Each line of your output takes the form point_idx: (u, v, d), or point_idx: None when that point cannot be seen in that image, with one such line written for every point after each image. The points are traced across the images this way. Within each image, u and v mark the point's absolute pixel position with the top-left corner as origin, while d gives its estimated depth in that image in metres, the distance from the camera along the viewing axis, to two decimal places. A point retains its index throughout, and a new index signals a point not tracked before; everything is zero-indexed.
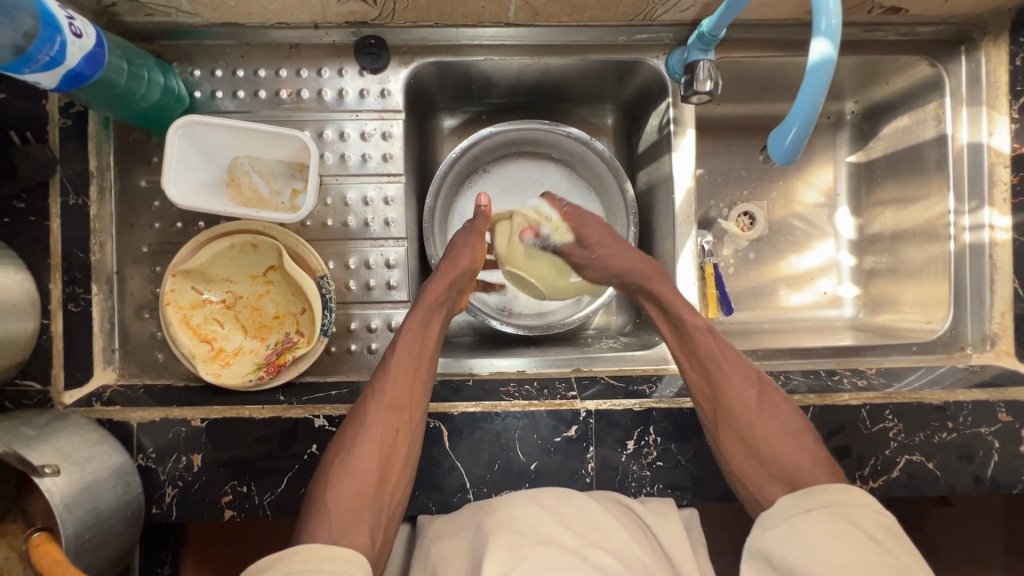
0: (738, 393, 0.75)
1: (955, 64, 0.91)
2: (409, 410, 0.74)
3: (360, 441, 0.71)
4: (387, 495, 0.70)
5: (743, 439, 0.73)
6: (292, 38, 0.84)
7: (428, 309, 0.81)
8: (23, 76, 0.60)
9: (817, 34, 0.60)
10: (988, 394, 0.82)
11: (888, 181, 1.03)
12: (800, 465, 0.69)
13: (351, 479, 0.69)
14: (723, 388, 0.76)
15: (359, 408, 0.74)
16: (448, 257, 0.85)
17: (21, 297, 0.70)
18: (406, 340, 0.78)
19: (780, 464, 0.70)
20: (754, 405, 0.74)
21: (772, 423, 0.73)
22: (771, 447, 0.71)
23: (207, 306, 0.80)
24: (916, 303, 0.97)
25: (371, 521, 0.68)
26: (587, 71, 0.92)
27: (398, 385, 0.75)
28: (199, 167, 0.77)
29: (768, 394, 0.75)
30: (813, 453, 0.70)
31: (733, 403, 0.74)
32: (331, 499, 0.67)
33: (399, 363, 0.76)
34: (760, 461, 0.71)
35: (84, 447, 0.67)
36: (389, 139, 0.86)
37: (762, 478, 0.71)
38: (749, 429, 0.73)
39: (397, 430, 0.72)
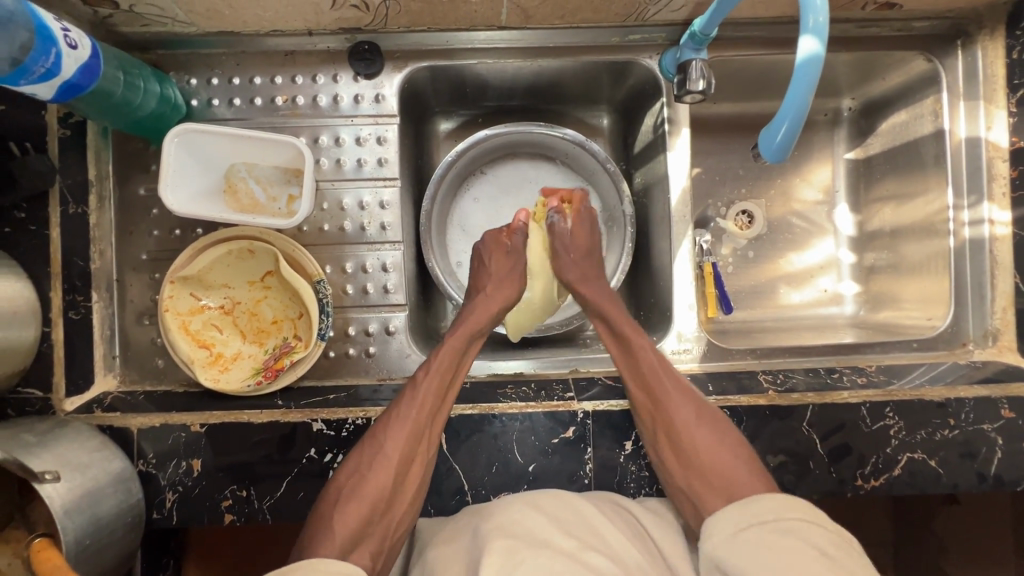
0: (677, 412, 0.75)
1: (951, 59, 0.91)
2: (430, 437, 0.74)
3: (378, 463, 0.70)
4: (393, 520, 0.70)
5: (683, 450, 0.73)
6: (288, 45, 0.85)
7: (465, 335, 0.82)
8: (21, 88, 0.61)
9: (804, 32, 0.61)
10: (990, 390, 0.81)
11: (887, 177, 1.02)
12: (738, 478, 0.70)
13: (363, 499, 0.68)
14: (665, 407, 0.76)
15: (382, 428, 0.73)
16: (492, 279, 0.86)
17: (22, 305, 0.70)
18: (438, 364, 0.78)
19: (722, 479, 0.70)
20: (693, 419, 0.75)
21: (709, 433, 0.74)
22: (712, 459, 0.72)
23: (205, 312, 0.81)
24: (917, 299, 0.97)
25: (374, 545, 0.67)
26: (581, 72, 0.93)
27: (426, 411, 0.74)
28: (197, 175, 0.78)
29: (706, 410, 0.76)
30: (750, 467, 0.71)
31: (673, 422, 0.75)
32: (338, 518, 0.67)
33: (429, 388, 0.75)
34: (699, 474, 0.72)
35: (85, 453, 0.68)
36: (384, 143, 0.87)
37: (702, 491, 0.71)
38: (690, 443, 0.73)
39: (417, 456, 0.72)
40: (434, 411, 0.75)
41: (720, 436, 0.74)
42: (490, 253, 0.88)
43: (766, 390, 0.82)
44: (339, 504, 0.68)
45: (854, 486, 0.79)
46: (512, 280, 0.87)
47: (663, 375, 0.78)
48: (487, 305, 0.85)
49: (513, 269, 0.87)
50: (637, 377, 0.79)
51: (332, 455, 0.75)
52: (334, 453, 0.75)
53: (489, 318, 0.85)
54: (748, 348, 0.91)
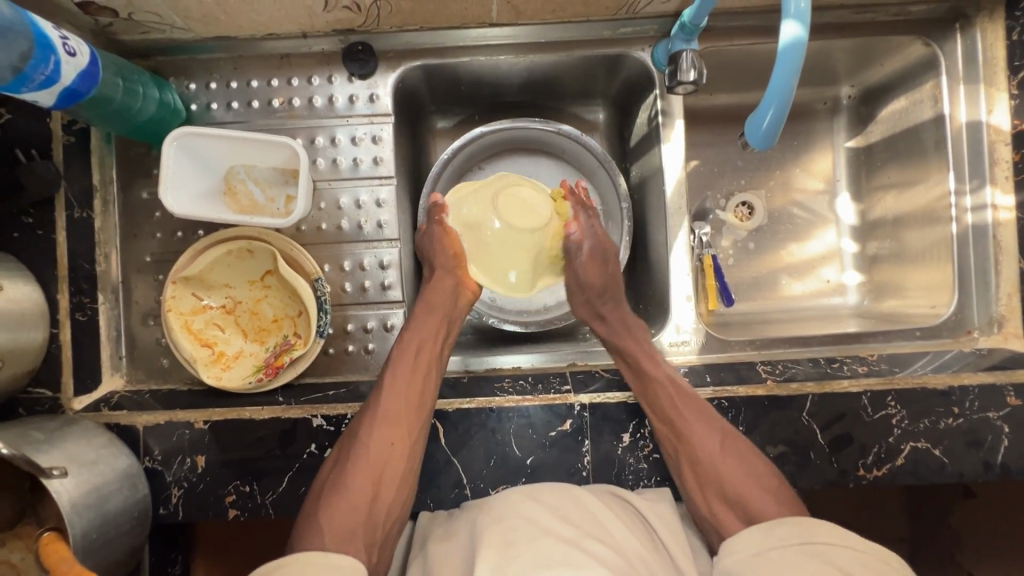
0: (701, 443, 0.74)
1: (951, 43, 0.90)
2: (408, 423, 0.74)
3: (353, 460, 0.71)
4: (383, 508, 0.69)
5: (708, 481, 0.72)
6: (283, 48, 0.86)
7: (433, 318, 0.82)
8: (22, 95, 0.63)
9: (786, 17, 0.61)
10: (996, 377, 0.80)
11: (888, 165, 1.01)
12: (762, 502, 0.69)
13: (347, 494, 0.69)
14: (691, 441, 0.74)
15: (357, 423, 0.74)
16: (439, 258, 0.85)
17: (30, 307, 0.73)
18: (403, 352, 0.78)
19: (743, 501, 0.70)
20: (719, 451, 0.73)
21: (736, 466, 0.72)
22: (738, 487, 0.71)
23: (207, 312, 0.82)
24: (922, 288, 0.95)
25: (365, 537, 0.66)
26: (574, 67, 0.93)
27: (395, 398, 0.74)
28: (196, 178, 0.79)
29: (732, 439, 0.74)
30: (778, 496, 0.69)
31: (700, 452, 0.73)
32: (324, 515, 0.67)
33: (396, 375, 0.76)
34: (727, 503, 0.71)
35: (92, 450, 0.70)
36: (378, 142, 0.88)
37: (725, 512, 0.71)
38: (715, 475, 0.72)
39: (393, 444, 0.72)
40: (404, 397, 0.75)
41: (748, 468, 0.72)
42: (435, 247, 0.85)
43: (765, 380, 0.82)
44: (323, 504, 0.68)
45: (857, 476, 0.78)
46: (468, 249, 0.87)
47: (693, 415, 0.75)
48: (449, 281, 0.85)
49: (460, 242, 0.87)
50: (657, 411, 0.76)
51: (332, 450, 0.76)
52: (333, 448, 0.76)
53: (456, 295, 0.84)
54: (747, 339, 0.91)
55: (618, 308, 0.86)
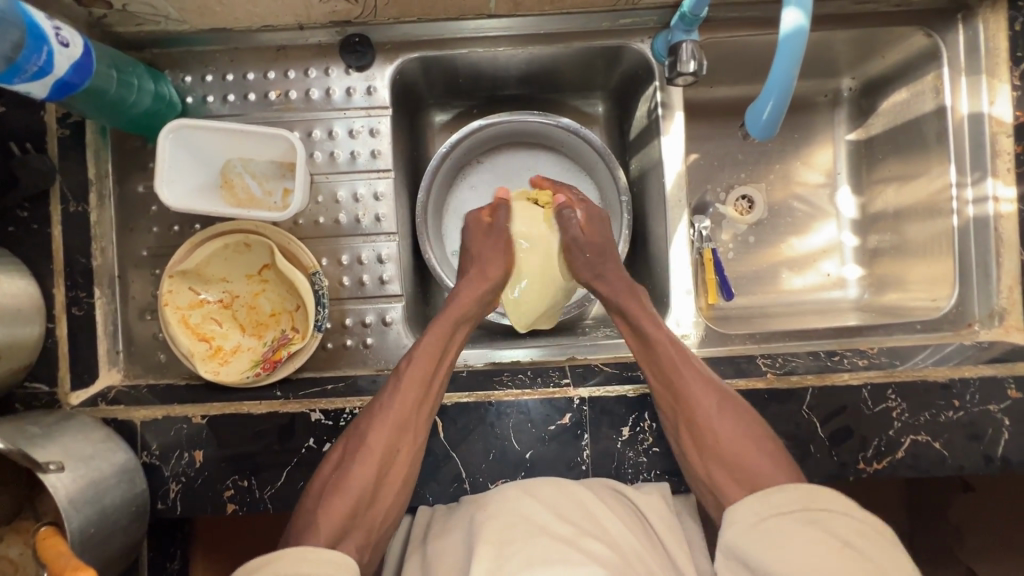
0: (700, 401, 0.74)
1: (952, 34, 0.89)
2: (416, 428, 0.73)
3: (358, 459, 0.70)
4: (379, 511, 0.70)
5: (708, 440, 0.72)
6: (280, 40, 0.86)
7: (454, 321, 0.81)
8: (16, 87, 0.62)
9: (787, 5, 0.60)
10: (996, 369, 0.79)
11: (890, 157, 1.00)
12: (759, 464, 0.69)
13: (348, 494, 0.68)
14: (689, 400, 0.74)
15: (364, 422, 0.73)
16: (477, 263, 0.86)
17: (27, 301, 0.72)
18: (421, 355, 0.77)
19: (743, 467, 0.70)
20: (716, 411, 0.73)
21: (728, 424, 0.72)
22: (736, 451, 0.71)
23: (204, 306, 0.82)
24: (923, 281, 0.95)
25: (360, 538, 0.68)
26: (573, 60, 0.92)
27: (412, 401, 0.73)
28: (193, 172, 0.79)
29: (730, 400, 0.74)
30: (777, 459, 0.69)
31: (698, 414, 0.73)
32: (321, 513, 0.67)
33: (413, 379, 0.75)
34: (725, 464, 0.71)
35: (90, 444, 0.69)
36: (376, 135, 0.87)
37: (727, 485, 0.70)
38: (714, 436, 0.72)
39: (401, 447, 0.72)
40: (420, 400, 0.74)
41: (743, 427, 0.72)
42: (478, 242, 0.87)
43: (765, 373, 0.81)
44: (321, 505, 0.68)
45: (857, 469, 0.78)
46: (497, 254, 0.86)
47: (687, 375, 0.75)
48: (479, 288, 0.84)
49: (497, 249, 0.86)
50: (658, 372, 0.77)
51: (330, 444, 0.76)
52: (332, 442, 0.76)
53: (476, 304, 0.84)
54: (747, 333, 0.90)
55: (614, 270, 0.85)
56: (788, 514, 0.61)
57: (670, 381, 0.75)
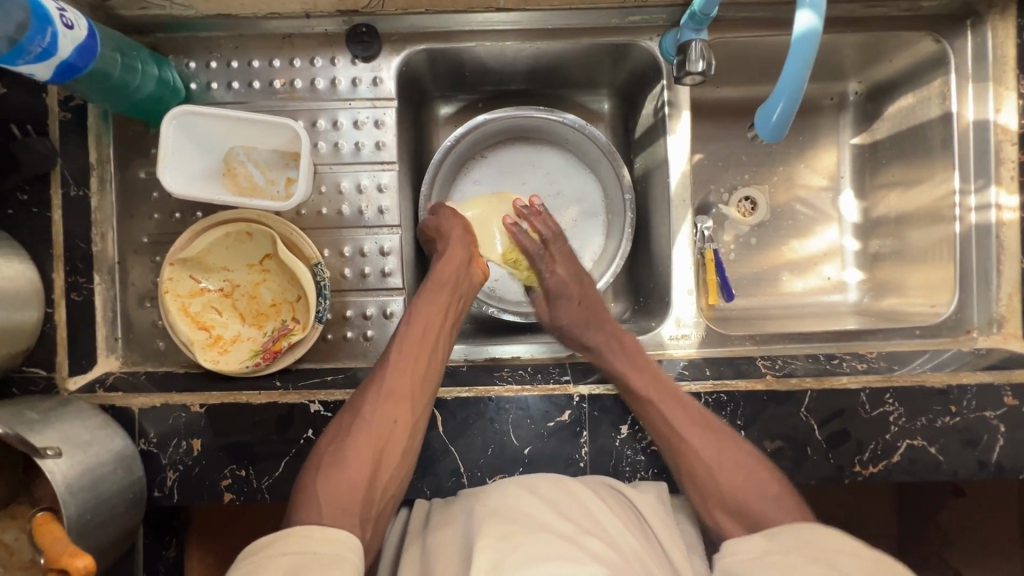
0: (698, 450, 0.74)
1: (961, 41, 0.89)
2: (413, 402, 0.73)
3: (355, 433, 0.70)
4: (381, 485, 0.69)
5: (706, 486, 0.73)
6: (285, 28, 0.85)
7: (439, 293, 0.81)
8: (18, 68, 0.62)
9: (801, 7, 0.60)
10: (993, 377, 0.80)
11: (893, 162, 1.00)
12: (762, 507, 0.69)
13: (346, 468, 0.68)
14: (687, 449, 0.74)
15: (359, 397, 0.73)
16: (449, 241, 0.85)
17: (25, 285, 0.72)
18: (408, 327, 0.78)
19: (749, 508, 0.70)
20: (714, 459, 0.73)
21: (732, 473, 0.72)
22: (736, 495, 0.71)
23: (205, 294, 0.81)
24: (922, 287, 0.95)
25: (363, 511, 0.66)
26: (581, 56, 0.92)
27: (403, 373, 0.74)
28: (196, 159, 0.78)
29: (727, 446, 0.74)
30: (781, 500, 0.69)
31: (694, 460, 0.74)
32: (321, 485, 0.66)
33: (403, 351, 0.76)
34: (727, 506, 0.71)
35: (87, 431, 0.69)
36: (381, 127, 0.86)
37: (729, 522, 0.71)
38: (714, 483, 0.72)
39: (398, 419, 0.72)
40: (409, 374, 0.75)
41: (746, 472, 0.72)
42: (448, 227, 0.86)
43: (764, 374, 0.82)
44: (320, 475, 0.67)
45: (852, 472, 0.79)
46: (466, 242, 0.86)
47: (688, 430, 0.75)
48: (456, 257, 0.84)
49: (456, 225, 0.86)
50: (653, 422, 0.76)
51: None
52: None
53: (460, 280, 0.84)
54: (747, 335, 0.91)
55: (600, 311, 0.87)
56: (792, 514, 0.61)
57: (665, 432, 0.76)
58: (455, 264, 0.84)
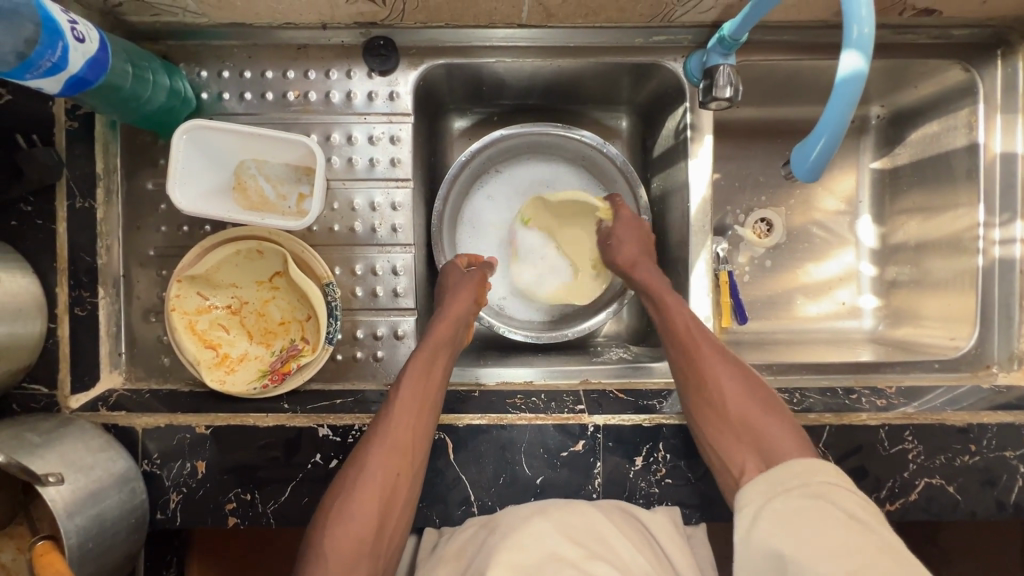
0: (712, 365, 0.74)
1: (990, 70, 0.87)
2: (415, 452, 0.70)
3: (358, 487, 0.67)
4: (387, 536, 0.67)
5: (716, 405, 0.71)
6: (301, 38, 0.82)
7: (439, 343, 0.78)
8: (26, 82, 0.59)
9: (847, 45, 0.57)
10: (1014, 416, 0.79)
11: (914, 189, 0.99)
12: (771, 434, 0.68)
13: (352, 525, 0.65)
14: (702, 366, 0.74)
15: (362, 448, 0.70)
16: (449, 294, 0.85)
17: (27, 301, 0.69)
18: (411, 376, 0.74)
19: (758, 437, 0.68)
20: (730, 378, 0.73)
21: (740, 392, 0.72)
22: (745, 417, 0.69)
23: (212, 311, 0.79)
24: (940, 318, 0.94)
25: (369, 567, 0.65)
26: (602, 74, 0.90)
27: (405, 425, 0.70)
28: (206, 173, 0.76)
29: (745, 372, 0.74)
30: (788, 431, 0.68)
31: (706, 373, 0.74)
32: (329, 545, 0.64)
33: (404, 403, 0.72)
34: (735, 430, 0.69)
35: (89, 454, 0.67)
36: (397, 143, 0.84)
37: (739, 451, 0.69)
38: (721, 401, 0.71)
39: (401, 472, 0.69)
40: (411, 425, 0.71)
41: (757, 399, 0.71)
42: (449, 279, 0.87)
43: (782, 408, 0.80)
44: (327, 532, 0.65)
45: None
46: (467, 292, 0.84)
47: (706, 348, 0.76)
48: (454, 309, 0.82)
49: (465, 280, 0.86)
50: (672, 336, 0.79)
51: (337, 461, 0.74)
52: (339, 459, 0.74)
53: (459, 329, 0.82)
54: (763, 363, 0.89)
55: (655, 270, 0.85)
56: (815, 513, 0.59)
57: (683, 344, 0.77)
58: (456, 317, 0.82)
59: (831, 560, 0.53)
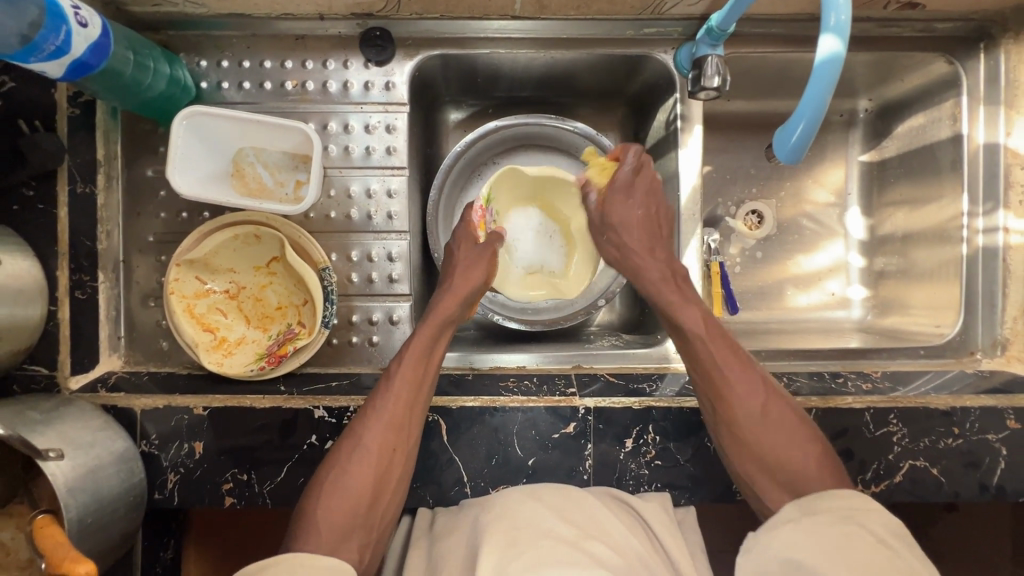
0: (742, 401, 0.73)
1: (973, 63, 0.89)
2: (409, 428, 0.72)
3: (354, 462, 0.69)
4: (380, 511, 0.69)
5: (746, 442, 0.71)
6: (299, 29, 0.84)
7: (437, 325, 0.79)
8: (30, 65, 0.61)
9: (825, 31, 0.60)
10: (996, 400, 0.80)
11: (901, 181, 1.01)
12: (800, 466, 0.69)
13: (345, 496, 0.67)
14: (733, 397, 0.73)
15: (359, 422, 0.72)
16: (458, 266, 0.83)
17: (29, 283, 0.71)
18: (411, 354, 0.76)
19: (787, 469, 0.70)
20: (759, 413, 0.72)
21: (779, 434, 0.71)
22: (774, 450, 0.70)
23: (210, 296, 0.81)
24: (927, 306, 0.95)
25: (361, 539, 0.67)
26: (594, 66, 0.91)
27: (400, 402, 0.72)
28: (205, 160, 0.77)
29: (773, 401, 0.73)
30: (820, 461, 0.69)
31: (737, 411, 0.72)
32: (321, 514, 0.66)
33: (402, 379, 0.73)
34: (765, 466, 0.70)
35: (89, 432, 0.68)
36: (392, 132, 0.86)
37: (761, 478, 0.71)
38: (755, 438, 0.71)
39: (395, 448, 0.71)
40: (408, 403, 0.72)
41: (785, 431, 0.71)
42: (458, 251, 0.85)
43: None
44: (321, 503, 0.67)
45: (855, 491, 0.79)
46: (478, 269, 0.83)
47: (735, 371, 0.74)
48: (459, 290, 0.81)
49: (477, 255, 0.83)
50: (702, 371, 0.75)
51: (332, 442, 0.75)
52: (334, 440, 0.75)
53: (462, 307, 0.82)
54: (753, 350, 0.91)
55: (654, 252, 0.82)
56: (815, 516, 0.62)
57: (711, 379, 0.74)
58: (460, 297, 0.81)
59: (840, 557, 0.56)
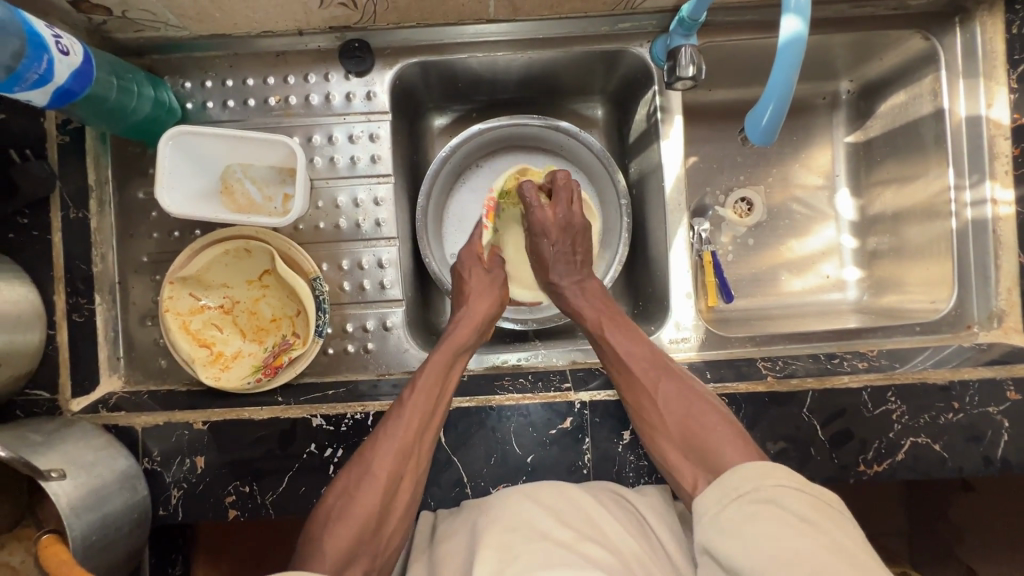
0: (652, 388, 0.74)
1: (949, 37, 0.89)
2: (416, 455, 0.72)
3: (362, 487, 0.69)
4: (384, 537, 0.69)
5: (659, 425, 0.72)
6: (279, 45, 0.86)
7: (453, 351, 0.80)
8: (16, 95, 0.62)
9: (787, 12, 0.61)
10: (995, 371, 0.80)
11: (888, 160, 1.01)
12: (718, 449, 0.67)
13: (353, 523, 0.67)
14: (640, 386, 0.74)
15: (368, 447, 0.72)
16: (470, 294, 0.86)
17: (28, 308, 0.72)
18: (424, 381, 0.76)
19: (700, 449, 0.68)
20: (666, 393, 0.73)
21: (682, 410, 0.71)
22: (685, 428, 0.70)
23: (205, 311, 0.82)
24: (921, 283, 0.95)
25: (366, 564, 0.66)
26: (572, 65, 0.93)
27: (411, 428, 0.72)
28: (193, 178, 0.79)
29: (683, 385, 0.74)
30: (734, 436, 0.68)
31: (645, 394, 0.74)
32: (328, 541, 0.66)
33: (417, 407, 0.73)
34: (682, 448, 0.70)
35: (91, 452, 0.69)
36: (376, 140, 0.87)
37: (681, 461, 0.69)
38: (663, 417, 0.72)
39: (404, 475, 0.71)
40: (421, 429, 0.73)
41: (696, 410, 0.71)
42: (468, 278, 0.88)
43: (765, 376, 0.82)
44: (329, 528, 0.67)
45: (856, 472, 0.78)
46: (490, 295, 0.87)
47: (638, 359, 0.76)
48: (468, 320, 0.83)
49: (493, 283, 0.88)
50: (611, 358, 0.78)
51: (331, 450, 0.76)
52: (333, 448, 0.76)
53: (475, 335, 0.83)
54: (747, 336, 0.91)
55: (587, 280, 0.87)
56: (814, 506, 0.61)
57: (621, 368, 0.77)
58: (473, 326, 0.83)
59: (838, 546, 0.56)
